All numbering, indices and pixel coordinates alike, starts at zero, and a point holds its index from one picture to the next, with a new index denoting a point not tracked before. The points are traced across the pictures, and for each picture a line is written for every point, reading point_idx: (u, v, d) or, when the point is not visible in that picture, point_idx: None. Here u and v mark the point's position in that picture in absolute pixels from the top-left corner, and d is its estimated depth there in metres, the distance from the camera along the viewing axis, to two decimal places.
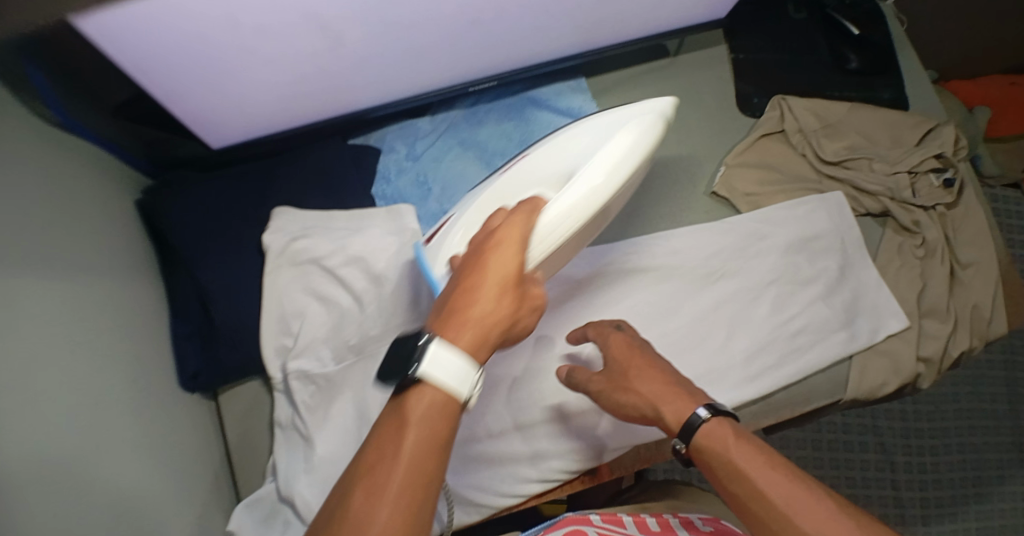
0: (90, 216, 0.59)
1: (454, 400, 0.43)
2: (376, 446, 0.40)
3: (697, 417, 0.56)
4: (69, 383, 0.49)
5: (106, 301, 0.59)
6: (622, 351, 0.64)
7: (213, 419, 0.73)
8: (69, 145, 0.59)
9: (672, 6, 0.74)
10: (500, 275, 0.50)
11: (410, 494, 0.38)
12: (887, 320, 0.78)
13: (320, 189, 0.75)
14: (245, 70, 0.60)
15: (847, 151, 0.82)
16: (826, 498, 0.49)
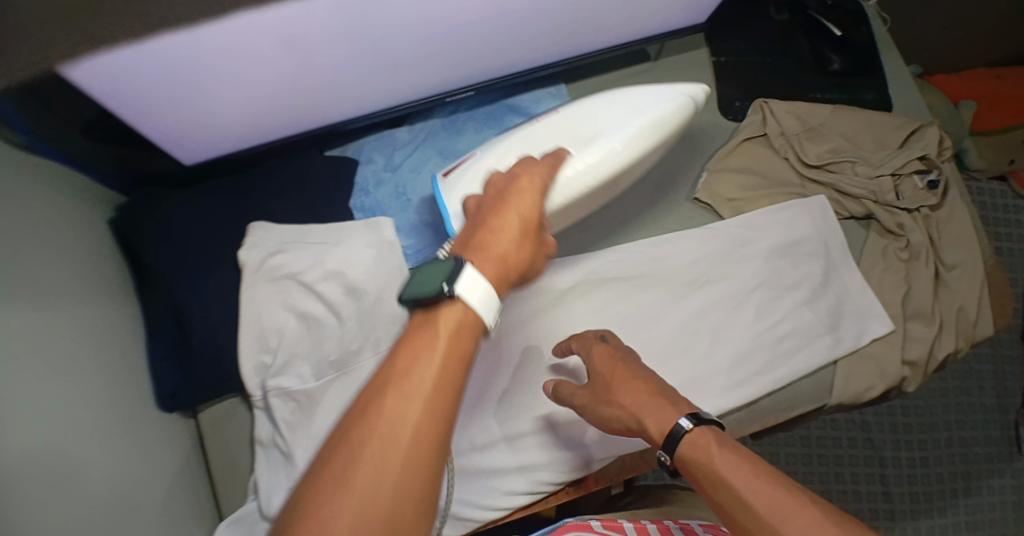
0: (60, 241, 0.58)
1: (479, 322, 0.46)
2: (407, 349, 0.42)
3: (680, 427, 0.55)
4: (43, 418, 0.48)
5: (80, 328, 0.58)
6: (604, 362, 0.63)
7: (192, 437, 0.72)
8: (39, 169, 0.58)
9: (651, 13, 0.73)
10: (525, 216, 0.52)
11: (442, 396, 0.41)
12: (872, 324, 0.78)
13: (295, 203, 0.74)
14: (225, 88, 0.58)
15: (831, 154, 0.81)
16: (810, 505, 0.48)
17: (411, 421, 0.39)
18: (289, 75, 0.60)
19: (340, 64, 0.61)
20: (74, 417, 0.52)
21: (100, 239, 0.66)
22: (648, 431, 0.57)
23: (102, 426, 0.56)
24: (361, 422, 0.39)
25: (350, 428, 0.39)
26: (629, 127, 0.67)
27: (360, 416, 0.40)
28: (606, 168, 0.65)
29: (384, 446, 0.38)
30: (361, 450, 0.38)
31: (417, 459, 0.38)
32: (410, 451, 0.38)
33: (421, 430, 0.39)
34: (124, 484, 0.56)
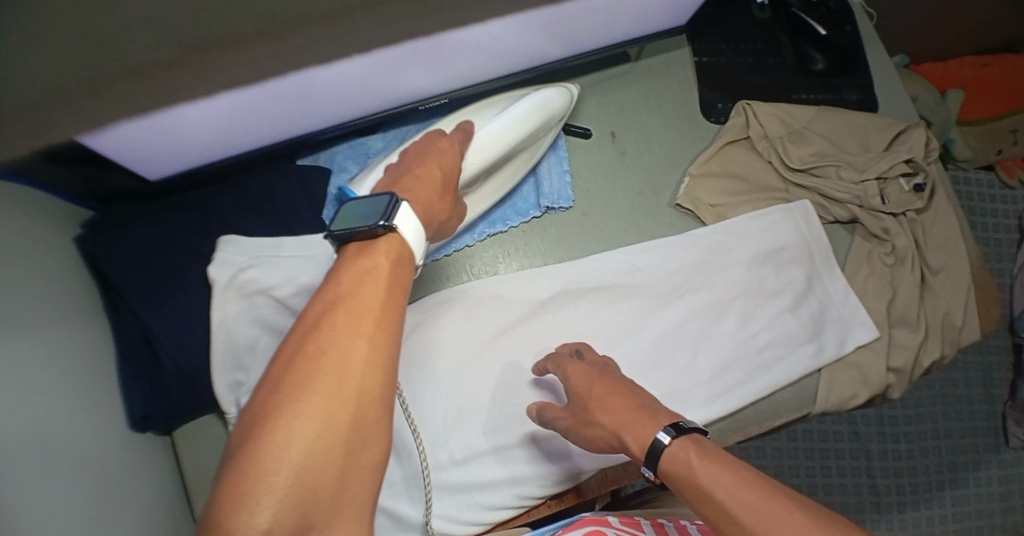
0: (30, 271, 0.56)
1: (410, 253, 0.49)
2: (351, 274, 0.45)
3: (660, 442, 0.51)
4: (28, 458, 0.48)
5: (57, 357, 0.57)
6: (580, 379, 0.61)
7: (166, 455, 0.70)
8: (7, 198, 0.56)
9: (630, 17, 0.71)
10: (441, 168, 0.58)
11: (386, 315, 0.43)
12: (855, 330, 0.77)
13: (264, 218, 0.73)
14: (198, 117, 0.56)
15: (815, 158, 0.80)
16: (801, 513, 0.43)
17: (364, 335, 0.42)
18: (265, 104, 0.59)
19: (314, 89, 0.59)
20: (47, 450, 0.50)
21: (65, 261, 0.64)
22: (629, 448, 0.54)
23: (78, 456, 0.55)
24: (312, 339, 0.41)
25: (299, 344, 0.41)
26: (523, 105, 0.70)
27: (309, 334, 0.41)
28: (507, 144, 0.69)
29: (339, 357, 0.40)
30: (316, 365, 0.40)
31: (371, 369, 0.41)
32: (364, 360, 0.41)
33: (373, 342, 0.42)
34: (104, 514, 0.55)
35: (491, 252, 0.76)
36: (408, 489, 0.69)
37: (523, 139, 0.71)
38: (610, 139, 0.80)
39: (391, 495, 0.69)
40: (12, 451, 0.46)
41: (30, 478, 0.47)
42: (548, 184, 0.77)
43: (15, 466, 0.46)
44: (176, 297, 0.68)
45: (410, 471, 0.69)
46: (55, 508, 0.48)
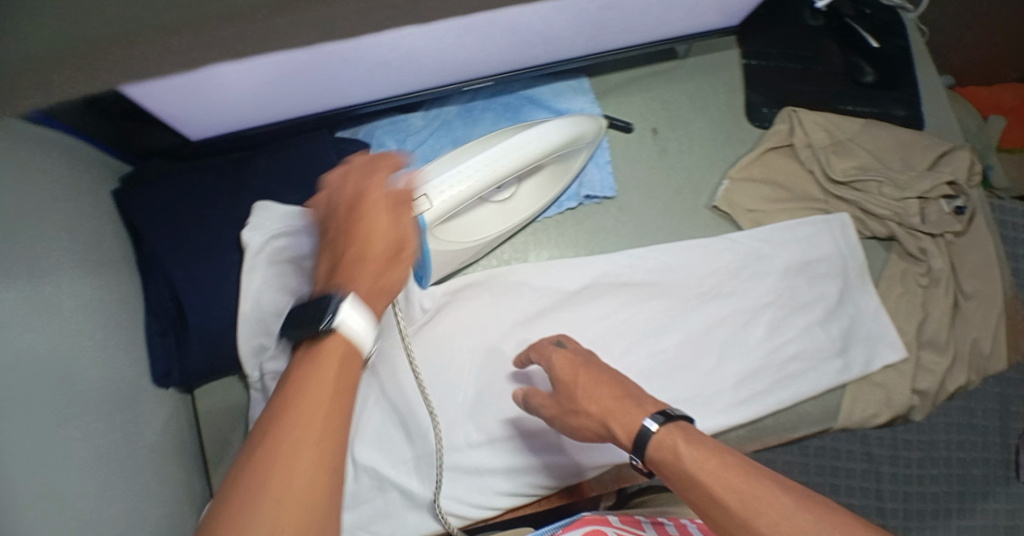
0: (66, 219, 0.57)
1: (360, 350, 0.44)
2: (297, 384, 0.41)
3: (647, 429, 0.51)
4: (55, 400, 0.49)
5: (88, 306, 0.57)
6: (566, 368, 0.59)
7: (186, 414, 0.71)
8: (45, 145, 0.57)
9: (684, 12, 0.71)
10: (394, 229, 0.53)
11: (331, 430, 0.39)
12: (883, 349, 0.76)
13: (298, 188, 0.72)
14: (230, 74, 0.56)
15: (857, 171, 0.78)
16: (789, 496, 0.44)
17: (304, 455, 0.38)
18: (312, 65, 0.59)
19: (359, 53, 0.59)
20: (68, 399, 0.50)
21: (100, 213, 0.64)
22: (616, 437, 0.53)
23: (101, 407, 0.55)
24: (253, 464, 0.37)
25: (240, 477, 0.37)
26: (546, 125, 0.68)
27: (248, 464, 0.38)
28: (527, 157, 0.66)
29: (277, 482, 0.36)
30: (255, 499, 0.36)
31: (316, 494, 0.37)
32: (308, 483, 0.37)
33: (316, 466, 0.38)
34: (123, 466, 0.56)
35: (523, 239, 0.76)
36: (419, 467, 0.71)
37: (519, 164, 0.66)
38: (651, 135, 0.79)
39: (404, 473, 0.70)
40: (34, 396, 0.46)
41: (51, 425, 0.47)
42: (589, 175, 0.76)
43: (38, 412, 0.46)
44: (207, 258, 0.68)
45: (425, 449, 0.71)
46: (73, 457, 0.49)
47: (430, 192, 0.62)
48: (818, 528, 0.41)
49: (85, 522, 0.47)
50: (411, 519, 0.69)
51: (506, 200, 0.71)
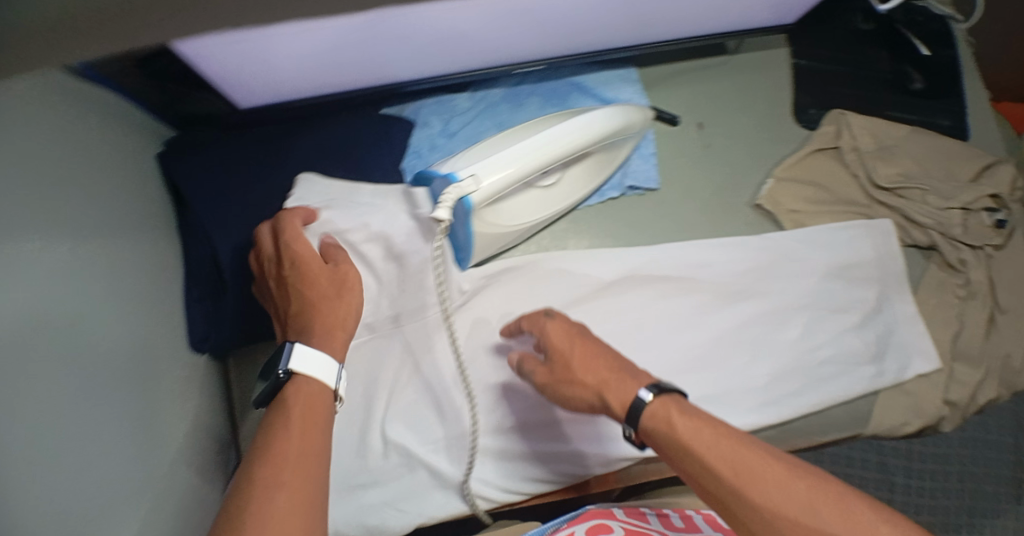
0: (106, 172, 0.57)
1: (326, 389, 0.54)
2: (269, 429, 0.49)
3: (641, 399, 0.53)
4: (88, 355, 0.48)
5: (125, 265, 0.57)
6: (562, 339, 0.60)
7: (217, 381, 0.71)
8: (88, 99, 0.56)
9: (737, 5, 0.70)
10: (326, 270, 0.61)
11: (304, 453, 0.48)
12: (917, 359, 0.76)
13: (342, 161, 0.71)
14: (282, 42, 0.55)
15: (901, 178, 0.77)
16: (774, 462, 0.48)
17: (287, 487, 0.45)
18: (368, 39, 0.59)
19: (418, 25, 0.58)
20: (101, 357, 0.50)
21: (143, 175, 0.64)
22: (610, 408, 0.55)
23: (136, 367, 0.55)
24: (240, 497, 0.44)
25: (231, 513, 0.43)
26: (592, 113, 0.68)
27: (235, 499, 0.44)
28: (576, 144, 0.66)
29: (261, 508, 0.43)
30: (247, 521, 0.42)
31: (297, 509, 0.44)
32: (292, 501, 0.44)
33: (295, 487, 0.45)
34: (152, 427, 0.55)
35: (563, 226, 0.76)
36: (449, 448, 0.70)
37: (565, 151, 0.66)
38: (695, 129, 0.78)
39: (433, 453, 0.70)
40: (68, 352, 0.46)
41: (84, 380, 0.47)
42: (632, 165, 0.76)
43: (71, 367, 0.46)
44: (249, 227, 0.68)
45: (455, 430, 0.71)
46: (103, 415, 0.49)
47: (478, 173, 0.62)
48: (804, 493, 0.46)
49: (109, 482, 0.47)
50: (437, 499, 0.69)
51: (551, 185, 0.70)
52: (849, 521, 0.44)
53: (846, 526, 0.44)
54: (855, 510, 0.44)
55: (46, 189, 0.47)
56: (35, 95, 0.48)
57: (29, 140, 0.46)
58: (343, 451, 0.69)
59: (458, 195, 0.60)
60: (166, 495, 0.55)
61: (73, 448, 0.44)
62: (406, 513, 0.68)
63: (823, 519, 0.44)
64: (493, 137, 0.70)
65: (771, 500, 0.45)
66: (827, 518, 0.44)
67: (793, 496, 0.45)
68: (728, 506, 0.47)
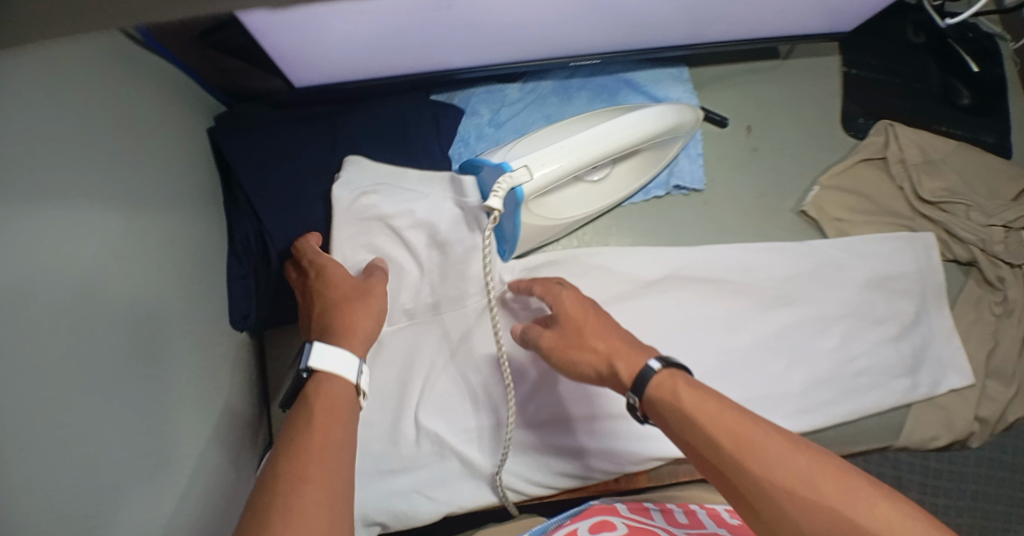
0: (161, 138, 0.56)
1: (347, 385, 0.53)
2: (290, 427, 0.48)
3: (650, 369, 0.52)
4: (139, 323, 0.49)
5: (176, 234, 0.57)
6: (576, 306, 0.59)
7: (254, 360, 0.71)
8: (145, 68, 0.56)
9: (792, 11, 0.70)
10: (347, 278, 0.62)
11: (328, 448, 0.46)
12: (951, 374, 0.75)
13: (390, 145, 0.70)
14: (344, 20, 0.56)
15: (946, 193, 0.77)
16: (777, 436, 0.46)
17: (312, 482, 0.43)
18: (433, 21, 0.59)
19: (483, 6, 0.58)
20: (151, 325, 0.50)
21: (195, 147, 0.63)
22: (618, 376, 0.54)
23: (184, 337, 0.56)
24: (265, 493, 0.42)
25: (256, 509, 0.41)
26: (644, 111, 0.67)
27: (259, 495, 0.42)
28: (628, 141, 0.65)
29: (289, 503, 0.41)
30: (275, 515, 0.40)
31: (326, 502, 0.42)
32: (320, 495, 0.42)
33: (325, 482, 0.43)
34: (192, 399, 0.55)
35: (606, 223, 0.76)
36: (482, 438, 0.70)
37: (618, 148, 0.65)
38: (744, 133, 0.80)
39: (465, 443, 0.70)
40: (119, 320, 0.46)
41: (138, 350, 0.48)
42: (680, 165, 0.76)
43: (126, 336, 0.46)
44: (295, 205, 0.67)
45: (490, 421, 0.71)
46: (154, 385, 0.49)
47: (530, 164, 0.61)
48: (805, 466, 0.43)
49: (151, 452, 0.47)
50: (467, 489, 0.69)
51: (598, 180, 0.70)
52: (847, 494, 0.41)
53: (844, 498, 0.41)
54: (855, 484, 0.42)
55: (107, 159, 0.48)
56: (86, 58, 0.47)
57: (88, 108, 0.47)
58: (374, 435, 0.69)
59: (510, 185, 0.59)
60: (203, 468, 0.55)
61: (122, 418, 0.45)
62: (435, 502, 0.68)
63: (821, 491, 0.42)
64: (544, 128, 0.70)
65: (771, 471, 0.44)
66: (824, 490, 0.42)
67: (794, 468, 0.44)
68: (729, 478, 0.46)
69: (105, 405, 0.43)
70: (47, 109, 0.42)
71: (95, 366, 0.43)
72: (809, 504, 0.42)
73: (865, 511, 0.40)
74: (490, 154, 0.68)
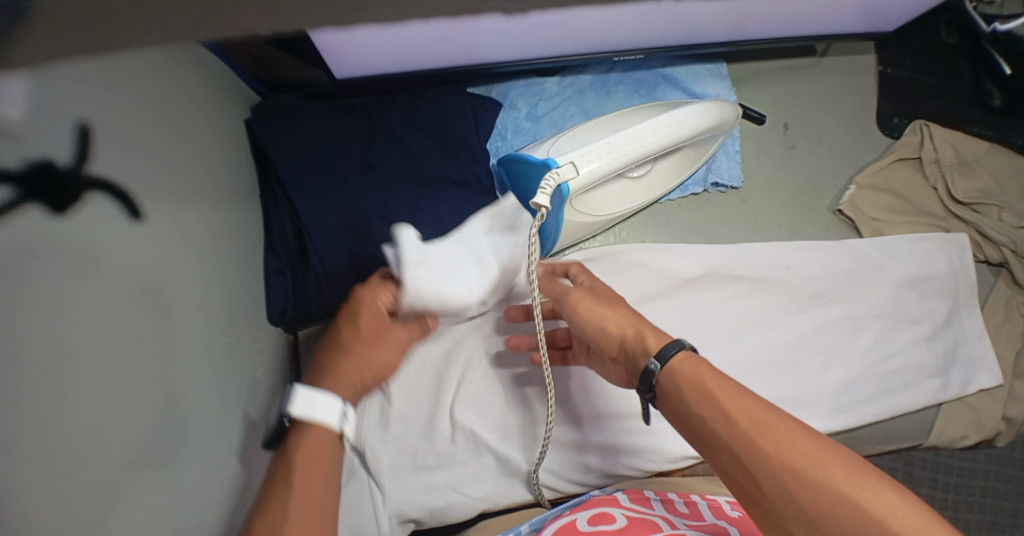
0: (202, 130, 0.55)
1: (328, 430, 0.51)
2: (282, 461, 0.48)
3: (683, 343, 0.50)
4: (186, 316, 0.48)
5: (218, 228, 0.56)
6: (607, 290, 0.60)
7: (291, 352, 0.71)
8: (195, 61, 0.55)
9: (834, 12, 0.71)
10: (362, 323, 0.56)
11: (315, 490, 0.47)
12: (981, 374, 0.75)
13: (430, 138, 0.70)
14: (390, 30, 0.56)
15: (979, 195, 0.76)
16: (788, 420, 0.44)
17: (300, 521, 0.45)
18: (481, 28, 0.59)
19: (533, 21, 0.59)
20: (195, 320, 0.49)
21: (235, 138, 0.62)
22: (644, 340, 0.52)
23: (225, 332, 0.55)
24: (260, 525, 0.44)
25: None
26: (688, 108, 0.67)
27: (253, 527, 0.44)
28: (673, 138, 0.65)
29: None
30: None
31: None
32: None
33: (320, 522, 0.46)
34: (232, 396, 0.54)
35: (643, 219, 0.76)
36: (519, 435, 0.70)
37: (662, 147, 0.64)
38: (782, 130, 0.81)
39: (500, 439, 0.69)
40: (167, 318, 0.45)
41: (184, 347, 0.47)
42: (718, 162, 0.77)
43: (178, 331, 0.46)
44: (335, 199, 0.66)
45: (525, 417, 0.70)
46: (203, 378, 0.49)
47: (576, 160, 0.60)
48: (815, 450, 0.42)
49: (195, 450, 0.47)
50: (501, 486, 0.69)
51: (639, 176, 0.70)
52: (856, 478, 0.40)
53: (853, 482, 0.39)
54: (863, 470, 0.40)
55: (161, 154, 0.47)
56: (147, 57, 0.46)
57: (141, 100, 0.45)
58: (407, 430, 0.68)
59: (556, 181, 0.58)
60: (246, 465, 0.55)
61: (172, 417, 0.44)
62: (471, 498, 0.68)
63: (829, 473, 0.40)
64: (583, 125, 0.71)
65: (780, 451, 0.42)
66: (831, 471, 0.40)
67: (805, 450, 0.42)
68: (736, 457, 0.44)
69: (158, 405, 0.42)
70: (115, 106, 0.42)
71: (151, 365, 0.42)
72: (813, 484, 0.40)
73: (868, 495, 0.39)
74: (533, 150, 0.68)
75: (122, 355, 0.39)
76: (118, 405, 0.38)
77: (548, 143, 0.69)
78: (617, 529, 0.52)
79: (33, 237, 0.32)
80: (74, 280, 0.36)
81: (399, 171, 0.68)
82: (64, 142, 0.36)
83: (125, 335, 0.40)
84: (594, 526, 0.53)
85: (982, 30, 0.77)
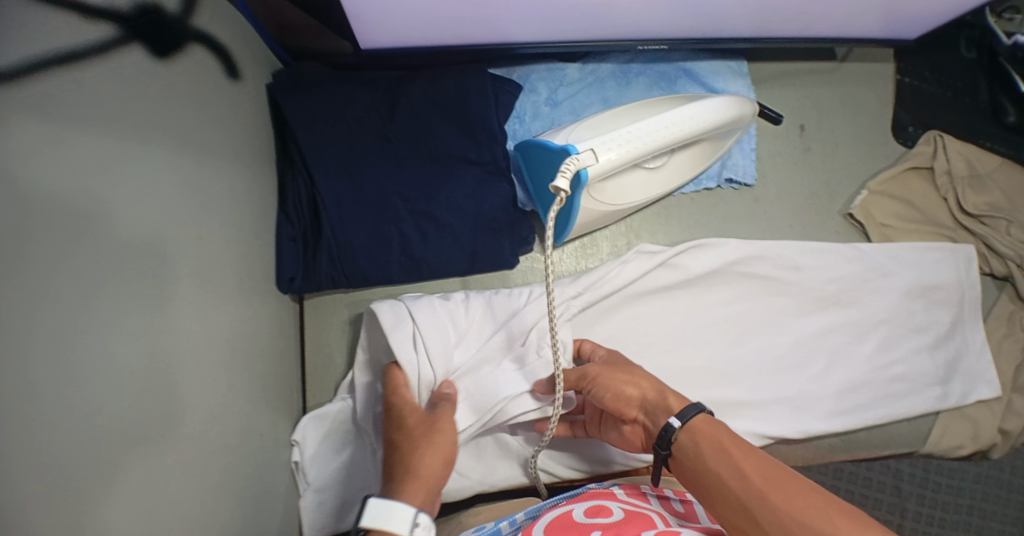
0: (225, 91, 0.55)
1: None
2: None
3: (702, 407, 0.53)
4: (197, 272, 0.48)
5: (235, 190, 0.56)
6: (620, 357, 0.62)
7: (296, 321, 0.71)
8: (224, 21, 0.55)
9: (859, 17, 0.71)
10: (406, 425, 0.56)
11: None
12: (980, 386, 0.75)
13: (448, 115, 0.69)
14: None
15: (988, 208, 0.77)
16: (797, 480, 0.45)
17: None
18: None
19: None
20: (206, 277, 0.49)
21: (255, 104, 0.62)
22: (667, 401, 0.54)
23: (235, 294, 0.54)
24: None
25: None
26: (709, 104, 0.67)
27: None
28: (690, 132, 0.65)
29: None
30: None
31: None
32: None
33: None
34: (238, 360, 0.54)
35: (656, 211, 0.77)
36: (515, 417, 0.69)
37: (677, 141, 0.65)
38: (798, 132, 0.81)
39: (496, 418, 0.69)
40: (178, 273, 0.44)
41: (192, 304, 0.46)
42: (733, 159, 0.78)
43: (192, 286, 0.46)
44: (353, 170, 0.67)
45: None
46: (213, 336, 0.49)
47: (596, 147, 0.60)
48: (824, 506, 0.42)
49: (200, 407, 0.46)
50: (499, 467, 0.69)
51: (656, 167, 0.70)
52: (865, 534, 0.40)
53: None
54: (871, 526, 0.40)
55: (188, 108, 0.47)
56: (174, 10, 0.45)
57: (167, 52, 0.45)
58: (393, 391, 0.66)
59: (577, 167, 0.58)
60: (245, 430, 0.54)
61: (178, 373, 0.43)
62: (468, 480, 0.68)
63: (837, 524, 0.40)
64: (601, 112, 0.71)
65: (793, 509, 0.42)
66: (838, 524, 0.40)
67: (813, 507, 0.42)
68: (750, 510, 0.44)
69: (163, 359, 0.42)
70: (145, 55, 0.41)
71: (157, 317, 0.41)
72: None
73: None
74: (552, 135, 0.69)
75: (131, 304, 0.39)
76: (126, 350, 0.38)
77: (565, 128, 0.69)
78: (612, 522, 0.51)
79: (46, 165, 0.32)
80: (89, 216, 0.35)
81: (416, 150, 0.69)
82: (139, 88, 0.41)
83: (133, 282, 0.39)
84: (590, 519, 0.53)
85: (1001, 43, 0.78)
